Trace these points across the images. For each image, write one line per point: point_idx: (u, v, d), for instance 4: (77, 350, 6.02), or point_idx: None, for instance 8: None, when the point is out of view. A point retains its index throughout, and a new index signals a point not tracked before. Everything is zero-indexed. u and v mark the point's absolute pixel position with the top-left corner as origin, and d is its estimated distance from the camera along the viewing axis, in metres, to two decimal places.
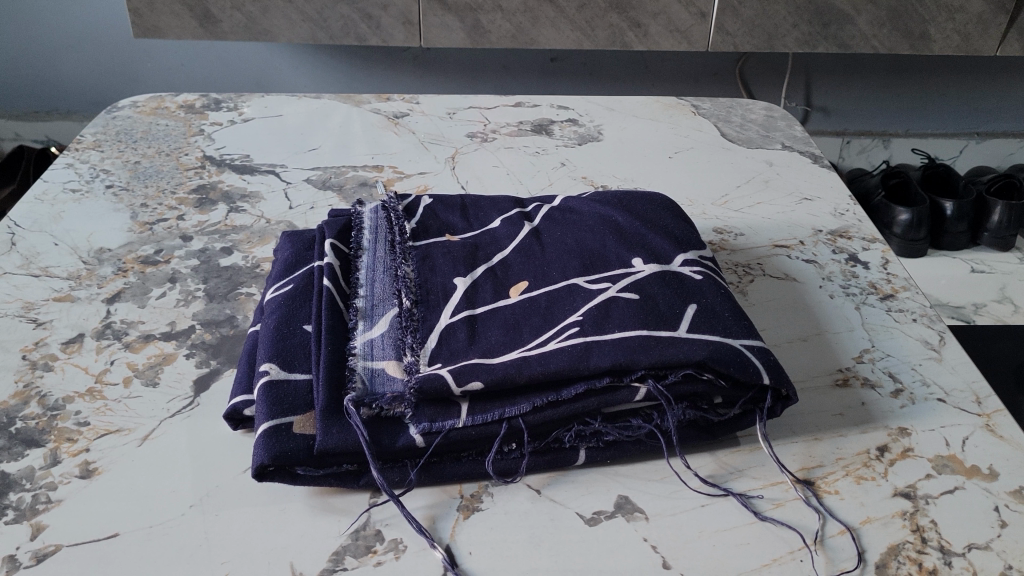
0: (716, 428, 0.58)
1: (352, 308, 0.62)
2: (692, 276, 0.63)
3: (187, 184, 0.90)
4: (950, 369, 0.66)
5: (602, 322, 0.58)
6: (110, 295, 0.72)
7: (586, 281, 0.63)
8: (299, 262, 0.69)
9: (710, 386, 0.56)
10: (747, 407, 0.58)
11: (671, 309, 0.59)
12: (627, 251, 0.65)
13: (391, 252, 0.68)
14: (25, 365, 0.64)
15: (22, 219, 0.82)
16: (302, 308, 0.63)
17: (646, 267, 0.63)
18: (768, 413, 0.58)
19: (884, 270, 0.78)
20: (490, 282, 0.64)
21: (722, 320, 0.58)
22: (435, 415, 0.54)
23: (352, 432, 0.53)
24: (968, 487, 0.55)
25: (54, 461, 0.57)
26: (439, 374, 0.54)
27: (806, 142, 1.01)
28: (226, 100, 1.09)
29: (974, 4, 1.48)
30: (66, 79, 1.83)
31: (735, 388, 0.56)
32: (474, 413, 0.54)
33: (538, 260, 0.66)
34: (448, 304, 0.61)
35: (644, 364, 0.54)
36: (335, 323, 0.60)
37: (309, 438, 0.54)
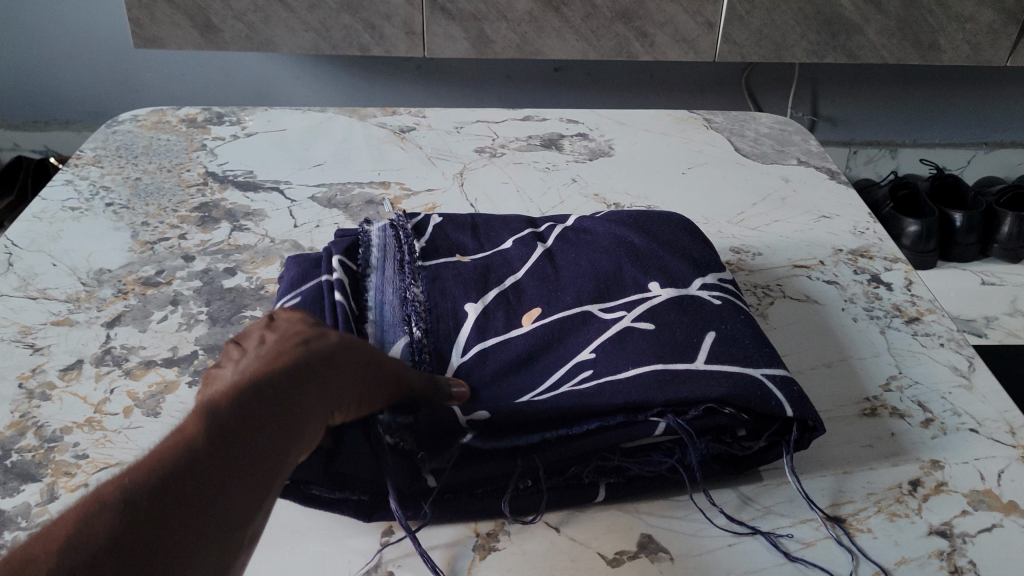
0: (742, 463, 0.56)
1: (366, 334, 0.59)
2: (711, 300, 0.60)
3: (189, 202, 0.87)
4: (981, 397, 0.63)
5: (615, 359, 0.56)
6: (110, 318, 0.70)
7: (601, 309, 0.61)
8: (309, 272, 0.66)
9: (731, 419, 0.53)
10: (773, 441, 0.56)
11: (689, 339, 0.56)
12: (643, 274, 0.63)
13: (399, 276, 0.65)
14: (22, 394, 0.62)
15: (19, 239, 0.80)
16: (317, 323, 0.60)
17: (662, 292, 0.61)
18: (794, 448, 0.55)
19: (908, 291, 0.75)
20: (503, 306, 0.62)
21: (743, 349, 0.56)
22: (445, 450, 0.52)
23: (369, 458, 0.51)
24: (1006, 524, 0.53)
25: (50, 498, 0.54)
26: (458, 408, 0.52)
27: (822, 157, 0.99)
28: (228, 114, 1.07)
29: (984, 12, 1.46)
30: (64, 89, 1.81)
31: (758, 419, 0.54)
32: (483, 438, 0.52)
33: (553, 281, 0.64)
34: (460, 337, 0.59)
35: (660, 399, 0.52)
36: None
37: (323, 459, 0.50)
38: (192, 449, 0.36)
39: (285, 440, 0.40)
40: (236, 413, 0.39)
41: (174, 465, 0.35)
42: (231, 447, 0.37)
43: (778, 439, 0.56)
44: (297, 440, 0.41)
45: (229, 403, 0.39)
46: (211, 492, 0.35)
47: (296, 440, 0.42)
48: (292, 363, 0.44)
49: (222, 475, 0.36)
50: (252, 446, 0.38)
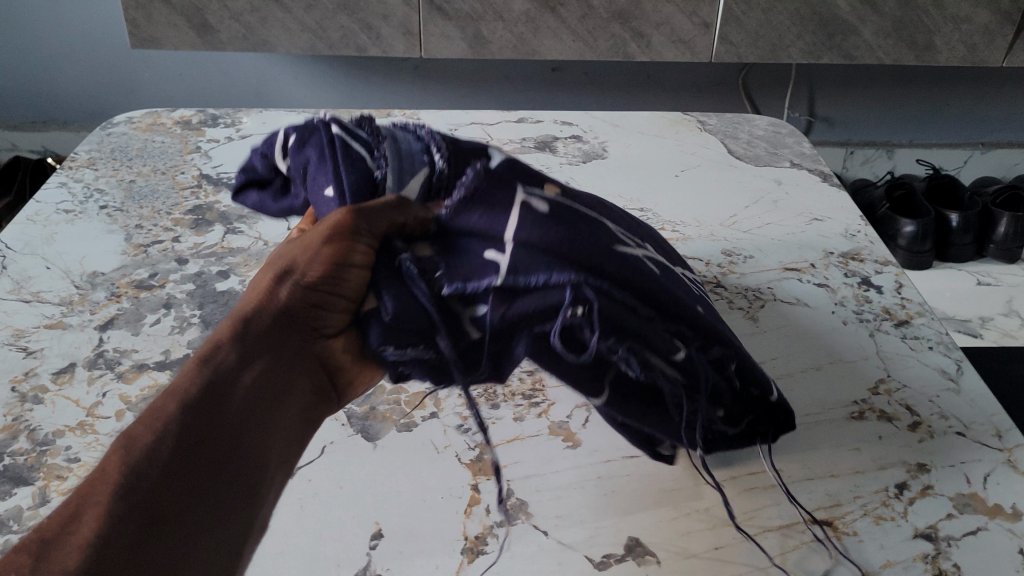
0: (717, 443, 0.59)
1: (377, 157, 0.54)
2: (695, 285, 0.61)
3: (183, 205, 0.88)
4: (969, 401, 0.63)
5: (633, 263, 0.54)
6: (103, 321, 0.70)
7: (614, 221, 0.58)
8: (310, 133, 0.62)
9: (726, 385, 0.56)
10: (751, 432, 0.59)
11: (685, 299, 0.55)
12: (641, 231, 0.62)
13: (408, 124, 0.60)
14: (15, 397, 0.62)
15: (13, 242, 0.80)
16: (325, 168, 0.57)
17: (661, 254, 0.61)
18: (770, 441, 0.60)
19: (898, 294, 0.76)
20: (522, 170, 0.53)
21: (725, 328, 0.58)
22: (468, 276, 0.50)
23: (414, 302, 0.49)
24: (991, 527, 0.53)
25: (41, 502, 0.54)
26: (491, 222, 0.50)
27: (815, 160, 0.99)
28: (223, 116, 1.07)
29: (980, 13, 1.46)
30: (60, 89, 1.81)
31: (741, 398, 0.57)
32: (517, 272, 0.49)
33: (569, 193, 0.59)
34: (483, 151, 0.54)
35: (687, 319, 0.53)
36: (362, 194, 0.54)
37: (369, 321, 0.50)
38: (128, 460, 0.39)
39: (244, 427, 0.43)
40: (181, 411, 0.42)
41: (120, 477, 0.39)
42: (177, 449, 0.40)
43: (756, 433, 0.59)
44: (260, 418, 0.44)
45: (169, 403, 0.42)
46: (172, 497, 0.39)
47: (263, 422, 0.44)
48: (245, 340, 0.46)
49: (175, 476, 0.40)
50: (199, 441, 0.41)
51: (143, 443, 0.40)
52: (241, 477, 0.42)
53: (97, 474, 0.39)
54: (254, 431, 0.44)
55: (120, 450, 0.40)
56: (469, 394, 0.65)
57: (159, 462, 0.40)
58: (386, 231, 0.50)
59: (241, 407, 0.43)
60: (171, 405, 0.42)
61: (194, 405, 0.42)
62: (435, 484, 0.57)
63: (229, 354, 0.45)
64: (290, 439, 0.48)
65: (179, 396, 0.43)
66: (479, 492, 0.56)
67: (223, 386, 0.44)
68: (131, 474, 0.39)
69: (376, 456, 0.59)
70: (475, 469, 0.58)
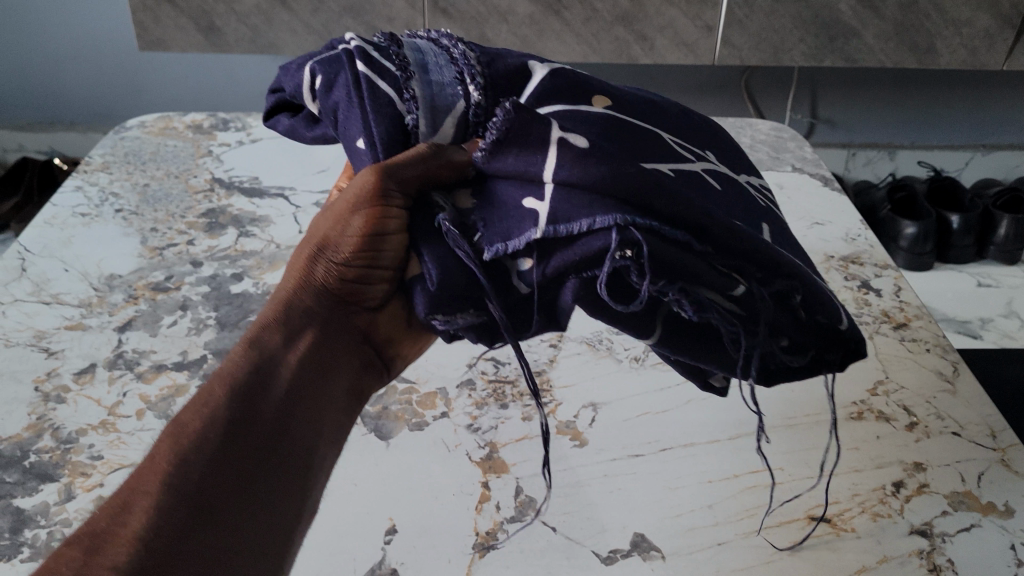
0: (776, 377, 0.50)
1: (406, 96, 0.47)
2: (760, 200, 0.52)
3: (196, 208, 0.90)
4: (964, 402, 0.65)
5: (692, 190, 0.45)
6: (121, 323, 0.72)
7: (672, 141, 0.50)
8: (324, 49, 0.54)
9: (790, 319, 0.45)
10: (814, 364, 0.49)
11: (746, 218, 0.48)
12: (697, 137, 0.54)
13: (435, 35, 0.52)
14: (38, 397, 0.64)
15: (31, 245, 0.82)
16: (348, 104, 0.49)
17: (721, 165, 0.53)
18: (837, 371, 0.49)
19: (897, 298, 0.78)
20: (571, 79, 0.49)
21: (795, 251, 0.49)
22: (508, 234, 0.42)
23: (459, 265, 0.43)
24: (984, 524, 0.55)
25: (68, 497, 0.56)
26: (527, 163, 0.43)
27: (816, 164, 1.01)
28: (234, 120, 1.09)
29: (980, 17, 1.38)
30: (71, 91, 1.83)
31: (808, 331, 0.46)
32: (556, 223, 0.41)
33: (625, 96, 0.51)
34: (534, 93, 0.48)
35: (745, 250, 0.42)
36: (393, 143, 0.47)
37: (416, 288, 0.45)
38: (178, 451, 0.41)
39: (290, 410, 0.44)
40: (227, 398, 0.43)
41: (169, 468, 0.40)
42: (224, 437, 0.42)
43: (820, 363, 0.49)
44: (310, 401, 0.45)
45: (220, 390, 0.44)
46: (213, 489, 0.40)
47: (311, 402, 0.45)
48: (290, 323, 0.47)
49: (221, 466, 0.41)
50: (247, 431, 0.43)
51: (190, 433, 0.42)
52: (290, 462, 0.43)
53: (148, 464, 0.41)
54: (304, 414, 0.45)
55: (170, 439, 0.42)
56: (479, 394, 0.67)
57: (208, 451, 0.41)
58: (419, 183, 0.45)
59: (287, 390, 0.44)
60: (217, 392, 0.43)
61: (241, 390, 0.43)
62: (447, 482, 0.59)
63: (275, 334, 0.46)
64: (345, 413, 0.49)
65: (225, 382, 0.44)
66: (489, 490, 0.58)
67: (269, 369, 0.45)
68: (180, 466, 0.40)
69: (389, 454, 0.61)
70: (486, 467, 0.60)
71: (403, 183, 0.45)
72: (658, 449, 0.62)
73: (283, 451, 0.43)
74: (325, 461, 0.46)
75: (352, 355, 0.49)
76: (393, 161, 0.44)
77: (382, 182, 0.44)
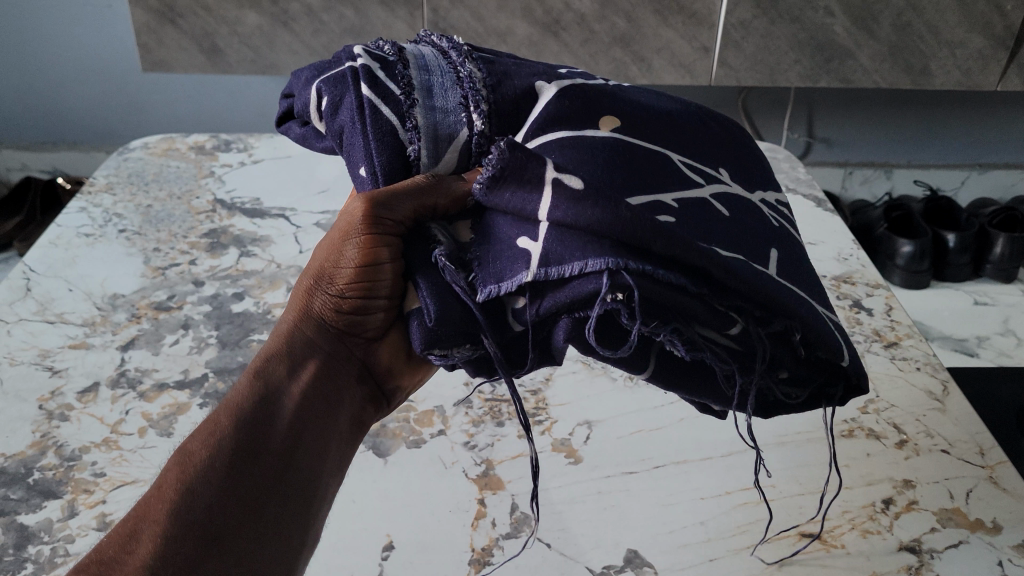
0: (774, 409, 0.49)
1: (409, 126, 0.47)
2: (770, 219, 0.51)
3: (198, 228, 0.91)
4: (953, 420, 0.66)
5: (698, 224, 0.45)
6: (124, 342, 0.73)
7: (682, 163, 0.49)
8: (334, 62, 0.53)
9: (789, 355, 0.45)
10: (815, 394, 0.49)
11: (755, 245, 0.47)
12: (712, 151, 0.52)
13: (446, 46, 0.51)
14: (42, 415, 0.65)
15: (36, 265, 0.83)
16: (352, 129, 0.49)
17: (733, 183, 0.51)
18: (837, 406, 0.48)
19: (888, 317, 0.79)
20: (582, 98, 0.48)
21: (804, 275, 0.48)
22: (502, 275, 0.42)
23: (456, 300, 0.43)
24: (972, 541, 0.56)
25: (71, 514, 0.57)
26: (524, 201, 0.42)
27: (809, 184, 1.03)
28: (236, 141, 1.11)
29: (974, 39, 1.37)
30: (75, 111, 1.85)
31: (808, 365, 0.46)
32: (549, 264, 0.41)
33: (633, 113, 0.50)
34: (537, 119, 0.47)
35: (743, 291, 0.41)
36: (395, 174, 0.48)
37: (413, 321, 0.44)
38: (185, 477, 0.42)
39: (300, 436, 0.45)
40: (233, 428, 0.44)
41: (178, 496, 0.42)
42: (231, 466, 0.43)
43: (821, 394, 0.48)
44: (317, 427, 0.46)
45: (228, 416, 0.44)
46: (219, 520, 0.41)
47: (320, 428, 0.46)
48: (296, 345, 0.47)
49: (226, 495, 0.42)
50: (256, 458, 0.43)
51: (197, 461, 0.43)
52: (298, 488, 0.44)
53: (157, 490, 0.42)
54: (312, 440, 0.45)
55: (178, 468, 0.43)
56: (476, 412, 0.68)
57: (215, 481, 0.42)
58: (415, 215, 0.46)
59: (294, 416, 0.45)
60: (225, 420, 0.44)
61: (247, 418, 0.44)
62: (443, 499, 0.60)
63: (279, 366, 0.46)
64: (350, 445, 0.49)
65: (231, 412, 0.45)
66: (486, 506, 0.59)
67: (273, 401, 0.45)
68: (187, 496, 0.42)
69: (387, 471, 0.62)
70: (482, 484, 0.61)
71: (398, 214, 0.45)
72: (652, 467, 0.63)
73: (291, 479, 0.44)
74: (331, 489, 0.47)
75: (356, 387, 0.49)
76: (389, 193, 0.45)
77: (373, 213, 0.45)
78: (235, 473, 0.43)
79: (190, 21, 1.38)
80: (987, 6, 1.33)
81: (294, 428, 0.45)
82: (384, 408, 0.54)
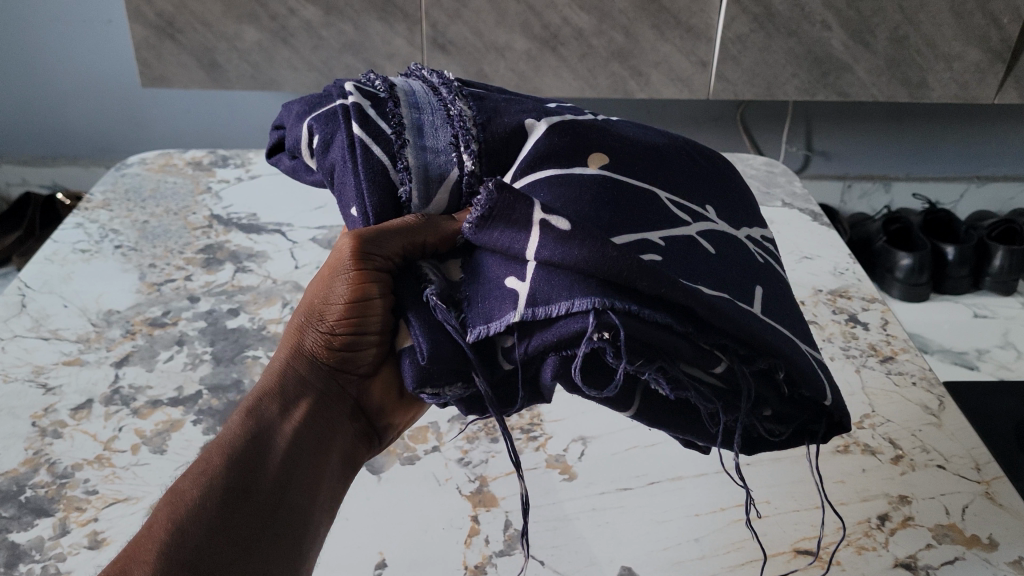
0: (760, 444, 0.51)
1: (400, 166, 0.48)
2: (756, 256, 0.52)
3: (194, 244, 0.91)
4: (950, 435, 0.66)
5: (685, 260, 0.45)
6: (118, 358, 0.73)
7: (669, 199, 0.50)
8: (323, 97, 0.53)
9: (772, 392, 0.46)
10: (799, 430, 0.50)
11: (741, 282, 0.47)
12: (700, 189, 0.53)
13: (435, 84, 0.52)
14: (35, 432, 0.65)
15: (32, 281, 0.83)
16: (343, 168, 0.49)
17: (719, 221, 0.52)
18: (821, 442, 0.49)
19: (884, 331, 0.79)
20: (573, 133, 0.49)
21: (788, 313, 0.49)
22: (490, 316, 0.43)
23: (446, 338, 0.44)
24: (968, 558, 0.56)
25: (63, 532, 0.57)
26: (511, 240, 0.43)
27: (806, 199, 1.03)
28: (233, 157, 1.11)
29: (971, 52, 1.37)
30: (75, 127, 1.85)
31: (790, 403, 0.47)
32: (535, 304, 0.42)
33: (623, 148, 0.50)
34: (526, 157, 0.48)
35: (728, 330, 0.42)
36: (386, 214, 0.48)
37: (404, 358, 0.45)
38: (178, 515, 0.42)
39: (292, 475, 0.45)
40: (225, 465, 0.44)
41: (168, 535, 0.41)
42: (223, 503, 0.43)
43: (805, 430, 0.50)
44: (308, 466, 0.46)
45: (219, 455, 0.45)
46: (211, 558, 0.41)
47: (312, 468, 0.46)
48: (287, 387, 0.48)
49: (219, 531, 0.42)
50: (248, 496, 0.43)
51: (189, 500, 0.43)
52: (291, 527, 0.44)
53: (147, 531, 0.42)
54: (304, 479, 0.45)
55: (169, 507, 0.43)
56: (470, 429, 0.67)
57: (208, 519, 0.42)
58: (403, 252, 0.47)
59: (286, 455, 0.45)
60: (217, 458, 0.44)
61: (240, 457, 0.44)
62: (437, 516, 0.59)
63: (271, 404, 0.47)
64: (342, 484, 0.49)
65: (223, 451, 0.45)
66: (479, 524, 0.59)
67: (265, 438, 0.46)
68: (180, 533, 0.41)
69: (379, 488, 0.61)
70: (476, 501, 0.61)
71: (386, 250, 0.46)
72: (647, 483, 0.62)
73: (284, 517, 0.44)
74: (325, 527, 0.47)
75: (348, 425, 0.50)
76: (375, 230, 0.46)
77: (360, 248, 0.46)
78: (228, 512, 0.42)
79: (189, 37, 1.38)
80: (983, 20, 1.34)
81: (286, 465, 0.45)
82: (376, 446, 0.54)
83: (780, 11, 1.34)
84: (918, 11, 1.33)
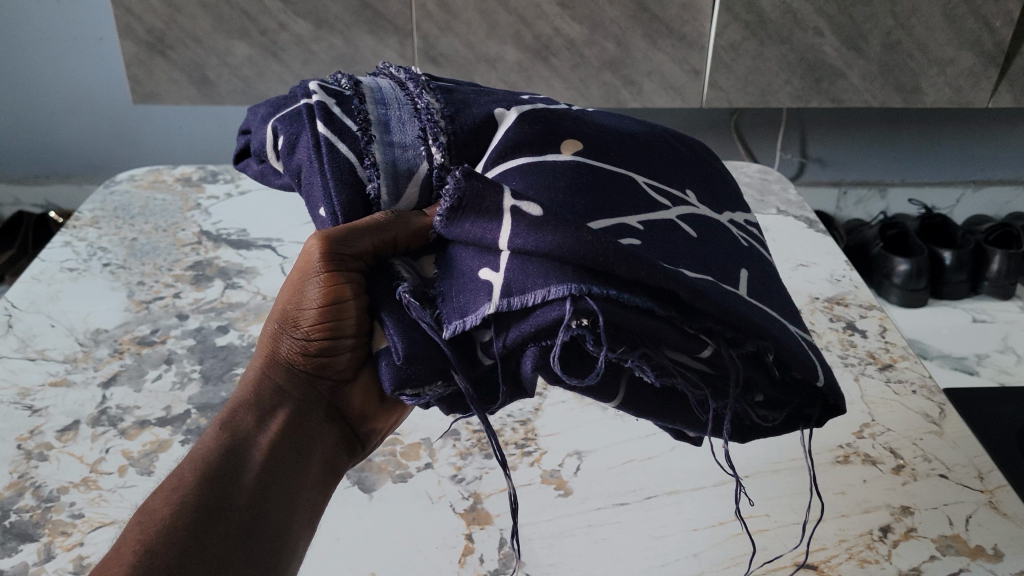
0: (751, 433, 0.49)
1: (367, 164, 0.47)
2: (739, 240, 0.51)
3: (183, 260, 0.90)
4: (952, 443, 0.65)
5: (666, 244, 0.44)
6: (105, 378, 0.72)
7: (647, 183, 0.49)
8: (289, 99, 0.52)
9: (763, 377, 0.45)
10: (792, 415, 0.49)
11: (725, 266, 0.46)
12: (678, 173, 0.52)
13: (402, 79, 0.50)
14: (20, 455, 0.64)
15: (19, 301, 0.82)
16: (310, 168, 0.48)
17: (700, 205, 0.51)
18: (816, 427, 0.48)
19: (883, 338, 0.77)
20: (545, 122, 0.48)
21: (774, 294, 0.48)
22: (465, 310, 0.42)
23: (423, 338, 0.43)
24: (972, 569, 0.54)
25: (47, 557, 0.56)
26: (484, 230, 0.42)
27: (800, 206, 1.02)
28: (223, 172, 1.10)
29: (964, 56, 1.37)
30: (65, 145, 1.84)
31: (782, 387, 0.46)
32: (511, 294, 0.41)
33: (599, 136, 0.50)
34: (494, 146, 0.47)
35: (714, 313, 0.41)
36: (356, 213, 0.47)
37: (381, 360, 0.44)
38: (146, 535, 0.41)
39: (268, 488, 0.44)
40: (197, 482, 0.43)
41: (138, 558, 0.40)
42: (195, 522, 0.41)
43: (799, 415, 0.48)
44: (285, 479, 0.45)
45: (192, 472, 0.43)
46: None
47: (290, 480, 0.45)
48: (262, 401, 0.47)
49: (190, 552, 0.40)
50: (220, 511, 0.42)
51: (159, 521, 0.41)
52: (270, 542, 0.43)
53: (113, 554, 0.40)
54: (282, 493, 0.44)
55: (138, 527, 0.41)
56: (463, 444, 0.66)
57: (180, 538, 0.41)
58: (374, 251, 0.45)
59: (262, 468, 0.44)
60: (189, 474, 0.43)
61: (214, 471, 0.43)
62: (430, 534, 0.58)
63: (245, 416, 0.46)
64: (324, 493, 0.48)
65: (197, 466, 0.43)
66: (474, 541, 0.58)
67: (240, 450, 0.44)
68: (149, 553, 0.40)
69: (372, 507, 0.60)
70: (470, 518, 0.60)
71: (356, 248, 0.45)
72: (645, 497, 0.61)
73: (259, 533, 0.42)
74: (305, 541, 0.45)
75: (328, 432, 0.49)
76: (345, 229, 0.45)
77: (331, 248, 0.44)
78: (198, 530, 0.41)
79: (179, 53, 1.37)
80: (975, 24, 1.33)
81: (262, 480, 0.44)
82: (359, 455, 0.53)
83: (771, 18, 1.34)
84: (910, 16, 1.32)
